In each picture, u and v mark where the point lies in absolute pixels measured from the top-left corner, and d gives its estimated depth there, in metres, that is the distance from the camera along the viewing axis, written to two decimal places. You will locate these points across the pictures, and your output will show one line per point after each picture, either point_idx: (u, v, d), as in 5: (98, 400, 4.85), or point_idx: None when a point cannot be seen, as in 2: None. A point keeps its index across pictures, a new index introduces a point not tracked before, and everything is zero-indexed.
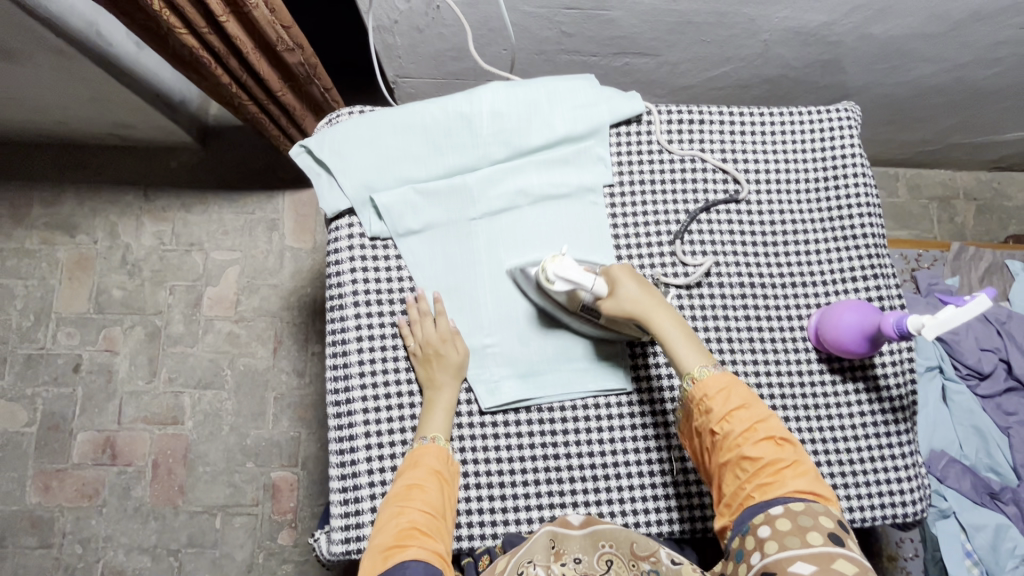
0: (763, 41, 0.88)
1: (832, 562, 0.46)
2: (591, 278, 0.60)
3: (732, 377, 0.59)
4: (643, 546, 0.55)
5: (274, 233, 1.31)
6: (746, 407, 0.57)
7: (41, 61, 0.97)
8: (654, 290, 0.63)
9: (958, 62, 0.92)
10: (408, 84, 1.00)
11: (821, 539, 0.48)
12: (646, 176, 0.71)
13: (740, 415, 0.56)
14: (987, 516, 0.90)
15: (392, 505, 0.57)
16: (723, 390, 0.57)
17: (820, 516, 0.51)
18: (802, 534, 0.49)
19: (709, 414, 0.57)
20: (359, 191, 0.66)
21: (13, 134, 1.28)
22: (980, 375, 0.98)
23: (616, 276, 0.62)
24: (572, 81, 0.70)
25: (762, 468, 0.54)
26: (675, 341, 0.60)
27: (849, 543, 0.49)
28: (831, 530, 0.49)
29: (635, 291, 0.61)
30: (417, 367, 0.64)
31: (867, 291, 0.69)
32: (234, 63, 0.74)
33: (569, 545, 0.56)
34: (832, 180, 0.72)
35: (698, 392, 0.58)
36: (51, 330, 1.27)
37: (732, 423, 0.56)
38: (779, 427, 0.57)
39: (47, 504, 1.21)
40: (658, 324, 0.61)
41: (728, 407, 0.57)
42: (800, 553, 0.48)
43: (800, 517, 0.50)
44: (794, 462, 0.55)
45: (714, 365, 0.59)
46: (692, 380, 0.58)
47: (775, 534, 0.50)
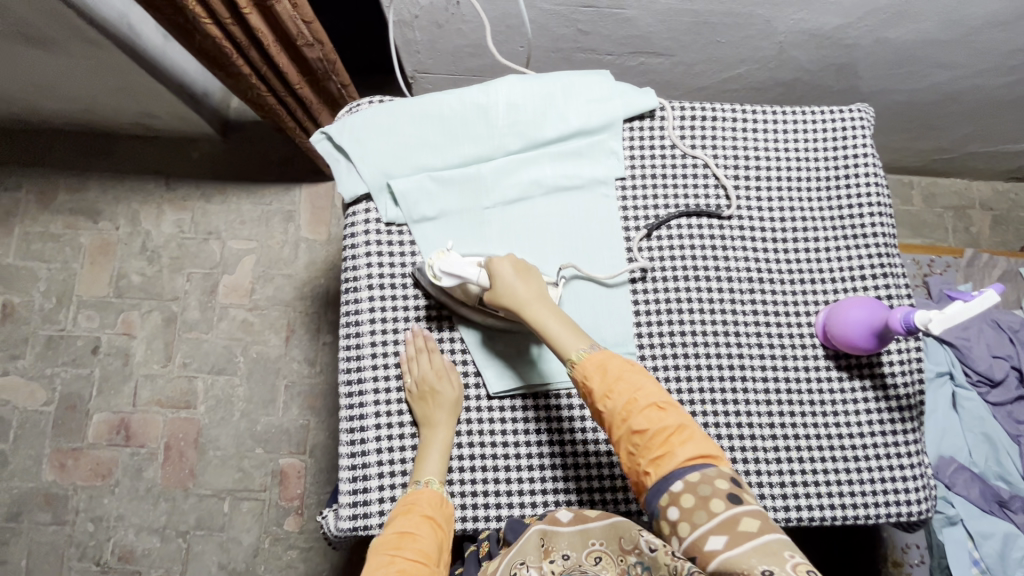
0: (778, 44, 0.89)
1: (739, 526, 0.47)
2: (474, 270, 0.62)
3: (610, 353, 0.59)
4: (629, 540, 0.54)
5: (290, 225, 1.34)
6: (626, 381, 0.57)
7: (73, 49, 1.01)
8: (536, 280, 0.64)
9: (975, 68, 0.92)
10: (425, 80, 1.02)
11: (723, 506, 0.49)
12: (657, 171, 0.72)
13: (620, 390, 0.56)
14: (996, 524, 0.90)
15: (383, 553, 0.57)
16: (599, 368, 0.58)
17: (714, 479, 0.51)
18: (706, 505, 0.50)
19: (594, 397, 0.58)
20: (377, 177, 0.68)
21: (43, 121, 1.32)
22: (992, 382, 0.97)
23: (495, 267, 0.63)
24: (587, 76, 0.71)
25: (650, 440, 0.55)
26: (555, 331, 0.60)
27: (744, 496, 0.50)
28: (728, 490, 0.51)
29: (515, 282, 0.62)
30: (413, 404, 0.64)
31: (876, 290, 0.70)
32: (254, 54, 0.76)
33: (558, 541, 0.57)
34: (843, 179, 0.72)
35: (580, 374, 0.59)
36: (71, 312, 1.30)
37: (614, 400, 0.57)
38: (658, 394, 0.57)
39: (61, 481, 1.24)
40: (537, 313, 0.61)
41: (608, 384, 0.57)
42: (710, 526, 0.48)
43: (699, 488, 0.51)
44: (679, 427, 0.55)
45: (591, 347, 0.60)
46: (573, 364, 0.59)
47: (683, 513, 0.50)
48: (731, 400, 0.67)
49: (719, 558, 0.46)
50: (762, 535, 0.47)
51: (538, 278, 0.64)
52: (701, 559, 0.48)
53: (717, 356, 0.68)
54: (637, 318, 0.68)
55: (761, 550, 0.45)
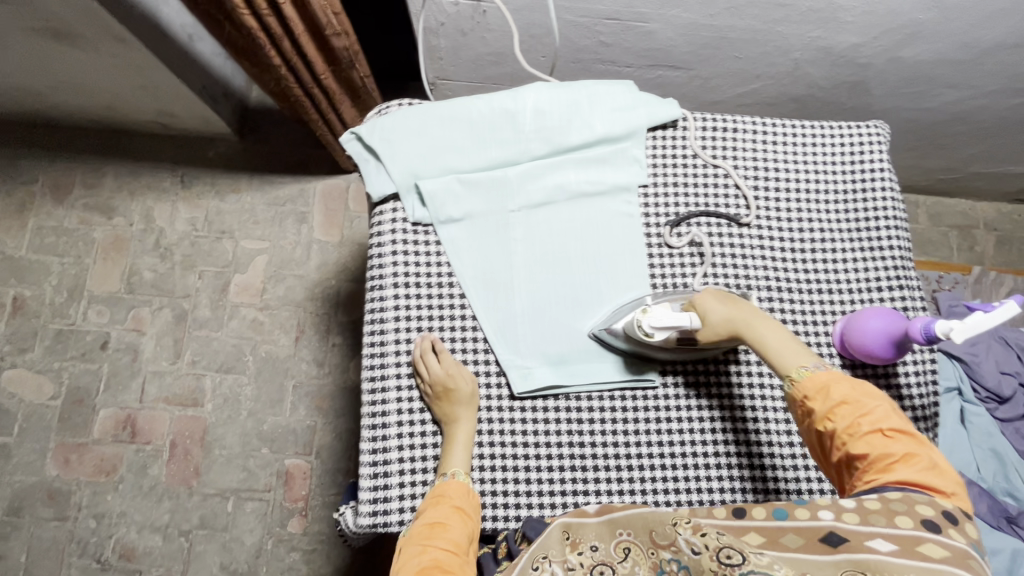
0: (794, 60, 0.91)
1: (919, 547, 0.45)
2: (684, 317, 0.62)
3: (838, 374, 0.57)
4: (662, 534, 0.52)
5: (303, 226, 1.35)
6: (850, 402, 0.55)
7: (100, 46, 1.03)
8: (743, 302, 0.64)
9: (983, 90, 0.94)
10: (446, 86, 1.04)
11: (912, 524, 0.47)
12: (679, 179, 0.73)
13: (843, 412, 0.54)
14: (1004, 540, 0.90)
15: (415, 544, 0.56)
16: (822, 389, 0.56)
17: (919, 504, 0.48)
18: (891, 516, 0.48)
19: (812, 415, 0.56)
20: (405, 177, 0.69)
21: (62, 116, 1.34)
22: (1000, 399, 0.98)
23: (701, 303, 0.63)
24: (612, 85, 0.73)
25: (868, 464, 0.53)
26: (773, 346, 0.60)
27: (953, 533, 0.47)
28: (930, 518, 0.47)
29: (726, 311, 0.62)
30: (433, 404, 0.65)
31: (893, 301, 0.71)
32: (287, 45, 0.78)
33: (585, 533, 0.56)
34: (860, 192, 0.74)
35: (799, 392, 0.57)
36: (82, 306, 1.30)
37: (836, 421, 0.55)
38: (890, 420, 0.54)
39: (65, 477, 1.23)
40: (752, 335, 0.61)
41: (830, 406, 0.55)
42: (881, 531, 0.47)
43: (892, 503, 0.49)
44: (906, 454, 0.52)
45: (815, 363, 0.58)
46: (793, 381, 0.58)
47: (860, 510, 0.49)
48: (751, 406, 0.68)
49: (874, 555, 0.44)
50: (944, 565, 0.43)
51: (740, 300, 0.64)
52: (850, 543, 0.46)
53: (735, 363, 0.68)
54: None
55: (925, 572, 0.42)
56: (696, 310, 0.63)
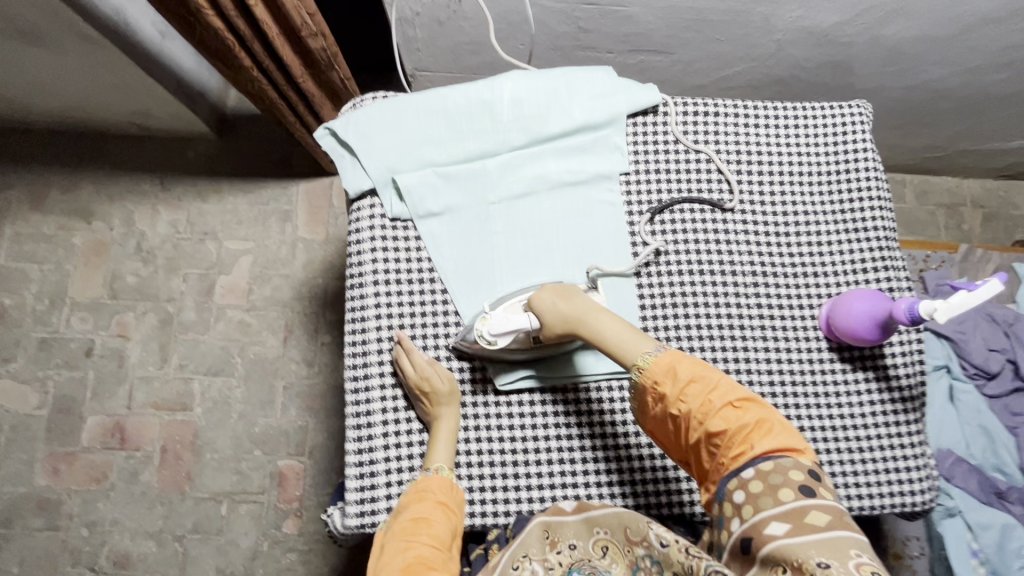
0: (776, 41, 0.90)
1: (806, 517, 0.45)
2: (524, 319, 0.63)
3: (676, 353, 0.58)
4: (635, 531, 0.54)
5: (287, 225, 1.33)
6: (696, 379, 0.55)
7: (67, 46, 1.00)
8: (577, 293, 0.64)
9: (966, 66, 0.94)
10: (425, 78, 1.02)
11: (792, 495, 0.47)
12: (660, 165, 0.72)
13: (693, 391, 0.54)
14: (994, 515, 0.91)
15: (398, 540, 0.56)
16: (669, 371, 0.56)
17: (788, 470, 0.49)
18: (774, 493, 0.48)
19: (665, 399, 0.56)
20: (381, 172, 0.68)
21: (36, 120, 1.31)
22: (988, 375, 0.99)
23: (538, 303, 0.62)
24: (591, 72, 0.72)
25: (729, 441, 0.52)
26: (614, 336, 0.60)
27: (823, 490, 0.48)
28: (802, 482, 0.48)
29: (560, 306, 0.62)
30: (416, 400, 0.64)
31: (878, 282, 0.70)
32: (258, 47, 0.76)
33: (564, 532, 0.57)
34: (844, 173, 0.73)
35: (648, 378, 0.57)
36: (65, 314, 1.28)
37: (688, 402, 0.54)
38: (735, 390, 0.54)
39: (55, 486, 1.22)
40: (594, 327, 0.61)
41: (681, 387, 0.55)
42: (773, 513, 0.47)
43: (769, 477, 0.49)
44: (757, 422, 0.52)
45: (654, 348, 0.58)
46: (640, 370, 0.57)
47: (749, 498, 0.49)
48: None
49: (778, 542, 0.44)
50: (833, 529, 0.44)
51: (578, 293, 0.64)
52: (757, 540, 0.46)
53: (721, 349, 0.68)
54: (643, 312, 0.69)
55: (825, 543, 0.43)
56: (535, 311, 0.63)
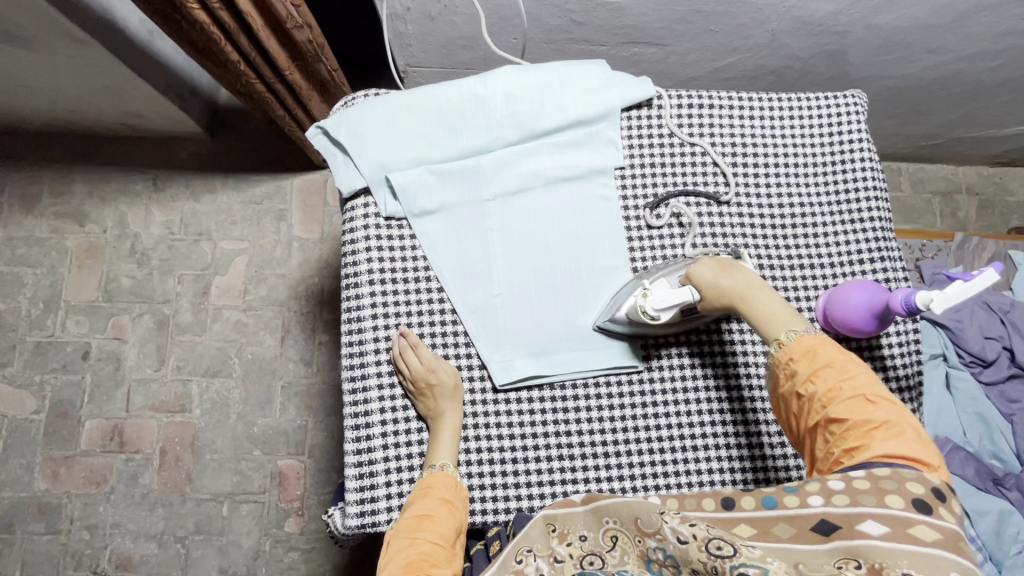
0: (770, 31, 0.89)
1: (910, 528, 0.44)
2: (685, 294, 0.61)
3: (824, 338, 0.56)
4: (647, 522, 0.50)
5: (282, 224, 1.32)
6: (834, 365, 0.54)
7: (54, 47, 0.98)
8: (737, 268, 0.63)
9: (960, 54, 0.93)
10: (418, 73, 1.02)
11: (903, 503, 0.45)
12: (656, 159, 0.72)
13: (826, 375, 0.54)
14: (991, 501, 0.92)
15: (403, 537, 0.56)
16: (807, 352, 0.55)
17: (907, 481, 0.47)
18: (881, 496, 0.46)
19: (796, 379, 0.55)
20: (375, 170, 0.67)
21: (25, 123, 1.29)
22: (984, 363, 0.99)
23: (699, 274, 0.62)
24: (583, 65, 0.71)
25: (848, 431, 0.52)
26: (768, 312, 0.59)
27: (942, 511, 0.45)
28: (919, 496, 0.46)
29: (721, 280, 0.61)
30: (416, 398, 0.64)
31: (875, 273, 0.70)
32: (244, 40, 0.76)
33: (574, 524, 0.56)
34: (839, 164, 0.73)
35: (785, 356, 0.56)
36: (60, 317, 1.28)
37: (817, 385, 0.54)
38: (873, 387, 0.53)
39: (55, 490, 1.22)
40: (754, 304, 0.60)
41: (814, 368, 0.54)
42: (873, 511, 0.45)
43: (881, 481, 0.47)
44: (886, 423, 0.51)
45: (805, 329, 0.57)
46: (780, 345, 0.57)
47: (848, 490, 0.48)
48: (738, 384, 0.68)
49: (868, 540, 0.44)
50: (937, 548, 0.42)
51: (742, 268, 0.63)
52: (842, 530, 0.46)
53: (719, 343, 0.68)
54: None
55: (918, 557, 0.42)
56: (696, 283, 0.62)
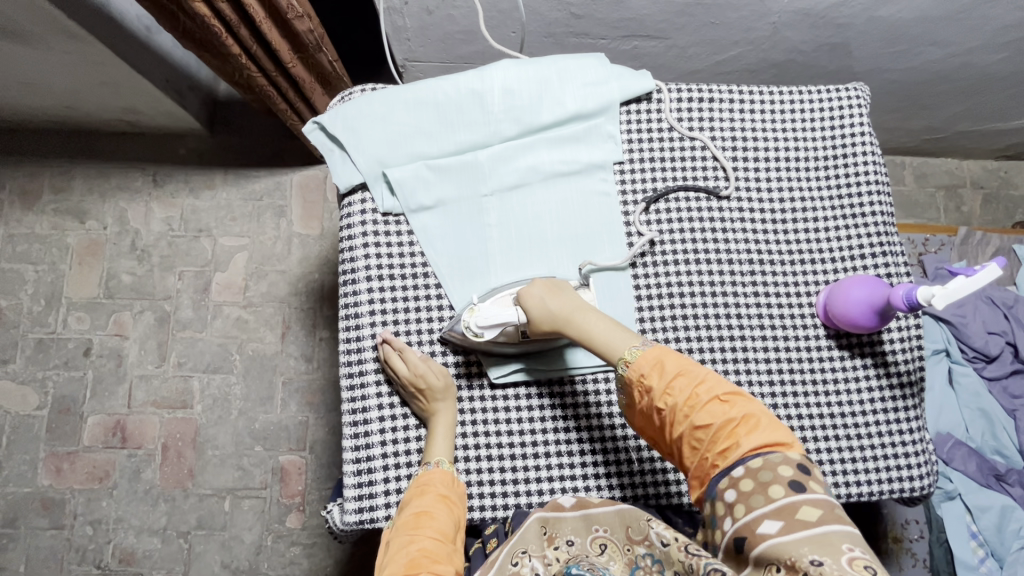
0: (772, 24, 0.88)
1: (797, 513, 0.44)
2: (511, 314, 0.62)
3: (663, 347, 0.57)
4: (637, 530, 0.54)
5: (282, 220, 1.32)
6: (683, 372, 0.54)
7: (51, 43, 0.98)
8: (565, 290, 0.63)
9: (965, 46, 0.92)
10: (416, 68, 1.01)
11: (783, 491, 0.46)
12: (655, 153, 0.71)
13: (678, 384, 0.54)
14: (993, 497, 0.91)
15: (403, 535, 0.55)
16: (656, 364, 0.55)
17: (779, 466, 0.48)
18: (765, 490, 0.47)
19: (652, 393, 0.55)
20: (372, 166, 0.67)
21: (24, 120, 1.29)
22: (988, 358, 0.98)
23: (527, 298, 0.61)
24: (583, 59, 0.70)
25: (716, 436, 0.51)
26: (599, 333, 0.60)
27: (814, 484, 0.47)
28: (792, 478, 0.47)
29: (550, 303, 0.61)
30: (411, 400, 0.64)
31: (876, 268, 0.70)
32: (245, 33, 0.75)
33: (562, 528, 0.57)
34: (841, 158, 0.72)
35: (634, 373, 0.56)
36: (62, 314, 1.28)
37: (675, 396, 0.53)
38: (721, 385, 0.53)
39: (59, 486, 1.22)
40: (581, 324, 0.60)
41: (667, 380, 0.54)
42: (764, 510, 0.46)
43: (759, 474, 0.48)
44: (745, 418, 0.52)
45: (640, 344, 0.57)
46: (626, 364, 0.57)
47: (740, 496, 0.48)
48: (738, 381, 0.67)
49: (769, 541, 0.44)
50: (824, 524, 0.43)
51: (569, 289, 0.63)
52: (750, 540, 0.45)
53: (720, 340, 0.67)
54: (639, 303, 0.68)
55: (815, 540, 0.42)
56: (524, 306, 0.62)
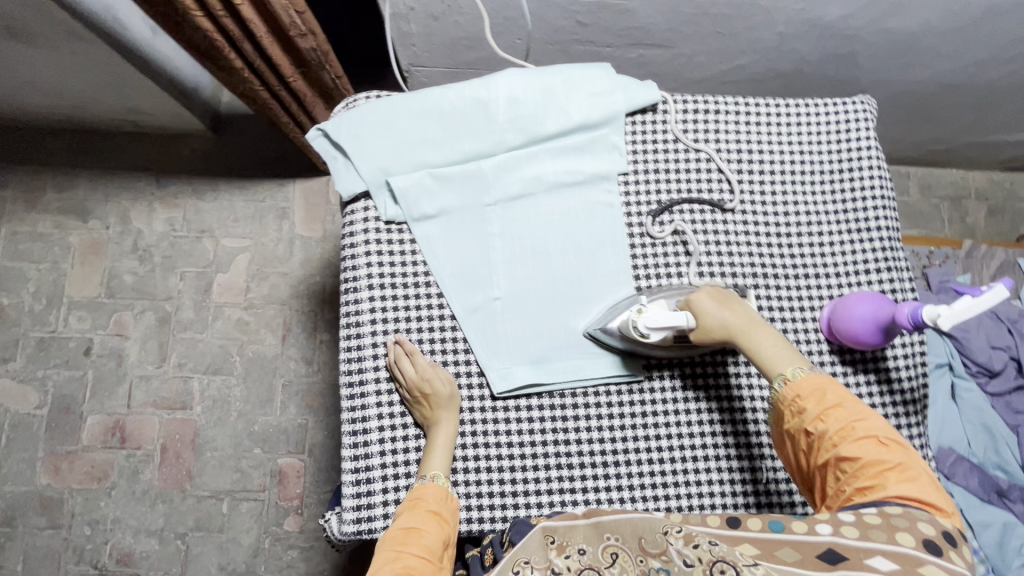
0: (779, 34, 0.88)
1: (920, 567, 0.43)
2: (680, 318, 0.60)
3: (829, 377, 0.56)
4: (653, 543, 0.50)
5: (284, 222, 1.32)
6: (844, 407, 0.54)
7: (57, 43, 0.98)
8: (739, 302, 0.62)
9: (972, 59, 0.92)
10: (421, 73, 1.01)
11: (913, 542, 0.45)
12: (660, 165, 0.71)
13: (836, 414, 0.53)
14: (994, 514, 0.91)
15: (389, 549, 0.55)
16: (816, 391, 0.55)
17: (918, 522, 0.46)
18: (891, 532, 0.46)
19: (804, 416, 0.54)
20: (375, 174, 0.67)
21: (29, 118, 1.29)
22: (991, 373, 0.98)
23: (699, 304, 0.61)
24: (588, 69, 0.70)
25: (860, 470, 0.51)
26: (766, 347, 0.59)
27: (954, 555, 0.45)
28: (930, 537, 0.45)
29: (721, 312, 0.60)
30: (413, 408, 0.64)
31: (881, 283, 0.69)
32: (248, 48, 0.75)
33: (574, 536, 0.54)
34: (847, 172, 0.72)
35: (790, 392, 0.56)
36: (63, 313, 1.28)
37: (828, 423, 0.53)
38: (885, 429, 0.53)
39: (57, 485, 1.22)
40: (749, 338, 0.60)
41: (824, 407, 0.54)
42: (881, 547, 0.44)
43: (892, 518, 0.47)
44: (898, 465, 0.50)
45: (809, 366, 0.57)
46: (785, 380, 0.57)
47: (859, 525, 0.47)
48: (739, 395, 0.67)
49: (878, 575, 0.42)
50: None
51: (741, 302, 0.62)
52: (850, 560, 0.44)
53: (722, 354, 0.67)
54: None
55: None
56: (693, 309, 0.61)
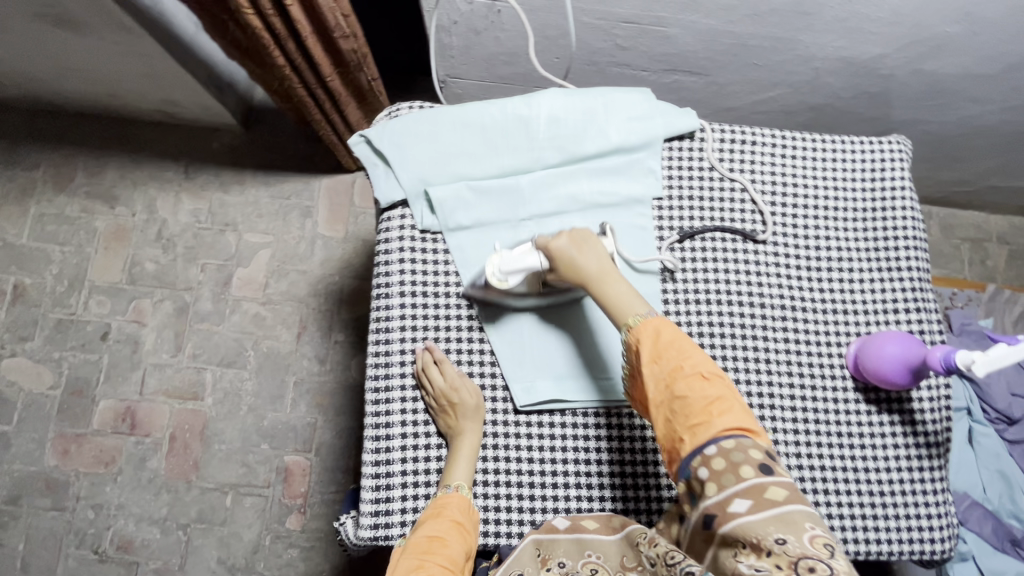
0: (815, 69, 0.89)
1: (764, 493, 0.47)
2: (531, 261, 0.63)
3: (665, 319, 0.58)
4: (631, 558, 0.55)
5: (307, 221, 1.33)
6: (674, 346, 0.55)
7: (103, 34, 1.00)
8: (593, 246, 0.62)
9: (1005, 104, 0.92)
10: (456, 84, 1.02)
11: (753, 472, 0.49)
12: (694, 191, 0.71)
13: (668, 357, 0.55)
14: (1008, 563, 0.90)
15: (412, 558, 0.56)
16: (653, 337, 0.56)
17: (750, 449, 0.50)
18: (735, 471, 0.49)
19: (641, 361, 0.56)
20: (414, 183, 0.68)
21: (65, 103, 1.32)
22: (1010, 420, 0.97)
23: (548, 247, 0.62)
24: (629, 93, 0.71)
25: (691, 409, 0.53)
26: (615, 294, 0.60)
27: (780, 469, 0.49)
28: (761, 461, 0.50)
29: (570, 254, 0.61)
30: (437, 417, 0.64)
31: (908, 323, 0.70)
32: (291, 47, 0.76)
33: (555, 549, 0.58)
34: (879, 210, 0.72)
35: (632, 339, 0.57)
36: (83, 296, 1.29)
37: (661, 367, 0.55)
38: (706, 362, 0.54)
39: (64, 467, 1.23)
40: (598, 286, 0.60)
41: (657, 351, 0.55)
42: (734, 490, 0.48)
43: (731, 455, 0.50)
44: (721, 397, 0.53)
45: (649, 313, 0.58)
46: (629, 329, 0.58)
47: (712, 475, 0.49)
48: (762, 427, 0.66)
49: (738, 521, 0.46)
50: (788, 505, 0.46)
51: (597, 244, 0.63)
52: (720, 518, 0.48)
53: (747, 382, 0.67)
54: None
55: (779, 519, 0.45)
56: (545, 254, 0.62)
